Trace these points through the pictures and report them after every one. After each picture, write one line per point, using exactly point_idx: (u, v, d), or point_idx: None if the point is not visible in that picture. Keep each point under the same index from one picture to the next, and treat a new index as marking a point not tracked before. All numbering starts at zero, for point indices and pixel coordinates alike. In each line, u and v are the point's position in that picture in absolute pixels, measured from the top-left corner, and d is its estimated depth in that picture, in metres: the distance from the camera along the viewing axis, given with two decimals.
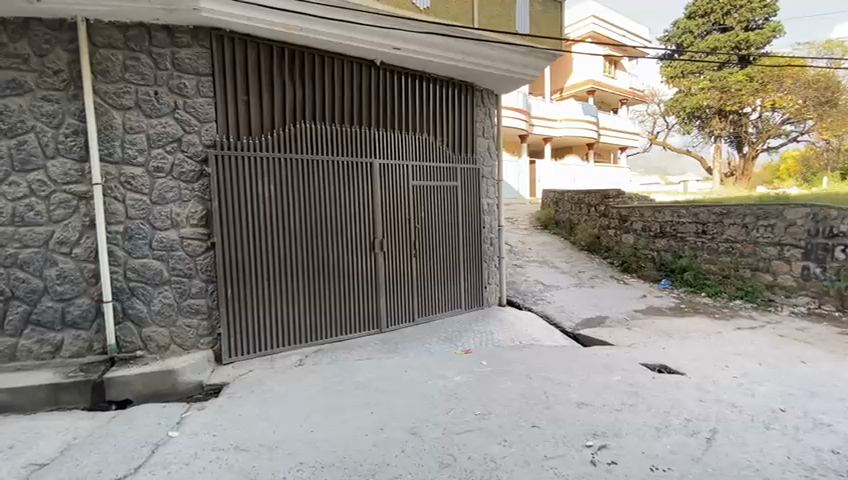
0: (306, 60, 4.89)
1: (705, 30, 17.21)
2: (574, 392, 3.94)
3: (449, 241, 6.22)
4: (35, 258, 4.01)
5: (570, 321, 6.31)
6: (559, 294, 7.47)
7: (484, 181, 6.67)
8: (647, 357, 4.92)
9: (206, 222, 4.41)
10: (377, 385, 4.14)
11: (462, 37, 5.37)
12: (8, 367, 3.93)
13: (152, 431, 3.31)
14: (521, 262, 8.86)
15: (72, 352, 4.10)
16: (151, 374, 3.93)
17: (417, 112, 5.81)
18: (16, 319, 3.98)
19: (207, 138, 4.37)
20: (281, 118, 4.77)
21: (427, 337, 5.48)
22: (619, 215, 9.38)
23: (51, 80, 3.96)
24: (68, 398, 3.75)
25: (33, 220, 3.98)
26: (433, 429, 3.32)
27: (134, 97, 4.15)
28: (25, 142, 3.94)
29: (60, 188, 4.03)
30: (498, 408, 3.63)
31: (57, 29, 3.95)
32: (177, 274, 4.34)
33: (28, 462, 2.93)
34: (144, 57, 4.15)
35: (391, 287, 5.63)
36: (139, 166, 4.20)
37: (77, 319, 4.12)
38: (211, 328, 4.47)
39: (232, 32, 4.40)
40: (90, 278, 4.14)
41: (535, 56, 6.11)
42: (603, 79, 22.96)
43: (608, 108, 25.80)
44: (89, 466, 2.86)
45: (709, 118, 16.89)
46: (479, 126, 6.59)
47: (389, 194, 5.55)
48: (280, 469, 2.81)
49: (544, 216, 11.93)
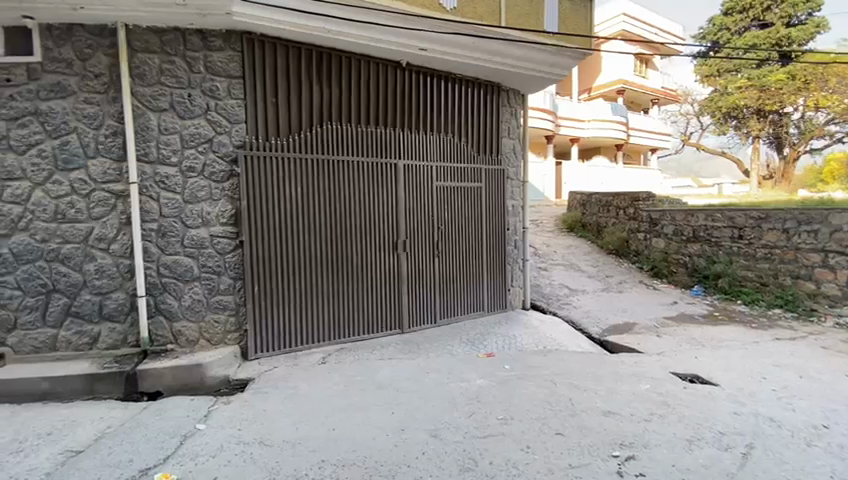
0: (333, 61, 4.97)
1: (743, 26, 16.46)
2: (600, 400, 3.83)
3: (473, 243, 6.18)
4: (76, 253, 4.20)
5: (596, 327, 6.16)
6: (585, 299, 7.31)
7: (508, 182, 6.60)
8: (678, 366, 4.74)
9: (234, 221, 4.51)
10: (399, 385, 4.15)
11: (489, 36, 5.33)
12: (48, 356, 4.14)
13: (181, 423, 3.41)
14: (546, 265, 8.71)
15: (108, 344, 4.28)
16: (180, 367, 4.06)
17: (443, 113, 5.81)
18: (57, 311, 4.19)
19: (237, 139, 4.48)
20: (308, 119, 4.85)
21: (450, 339, 5.44)
22: (650, 217, 9.07)
23: (93, 83, 4.15)
24: (103, 388, 3.92)
25: (75, 217, 4.18)
26: (455, 432, 3.28)
27: (169, 99, 4.31)
28: (68, 142, 4.14)
29: (100, 187, 4.21)
30: (520, 413, 3.57)
31: (98, 35, 4.14)
32: (207, 271, 4.47)
33: (65, 449, 3.06)
34: (179, 61, 4.30)
35: (413, 289, 5.62)
36: (173, 166, 4.35)
37: (113, 313, 4.29)
38: (238, 324, 4.57)
39: (263, 35, 4.50)
40: (125, 273, 4.30)
41: (565, 56, 6.02)
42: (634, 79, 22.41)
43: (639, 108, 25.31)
44: (121, 455, 2.97)
45: (747, 118, 16.22)
46: (505, 126, 6.53)
47: (413, 195, 5.56)
48: (303, 466, 2.84)
49: (570, 218, 11.63)
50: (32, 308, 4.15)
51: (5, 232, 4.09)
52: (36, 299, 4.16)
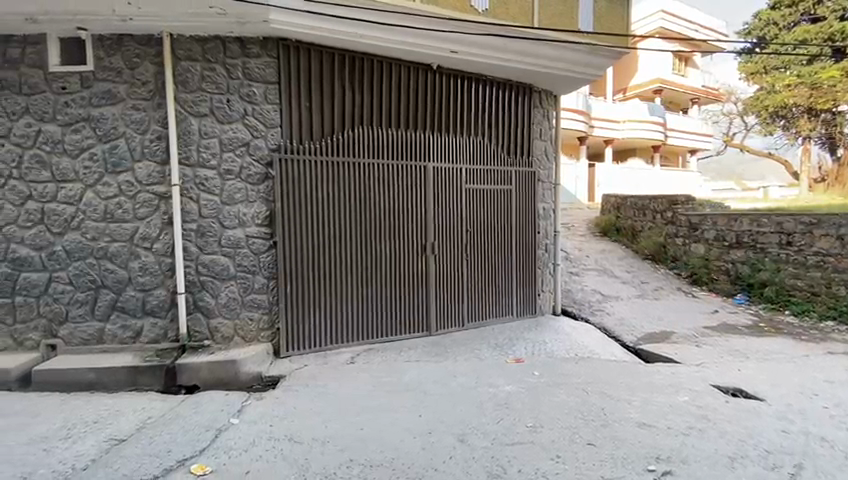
0: (365, 66, 5.05)
1: (794, 20, 15.48)
2: (635, 411, 3.69)
3: (503, 245, 6.10)
4: (122, 251, 4.44)
5: (631, 335, 5.95)
6: (618, 305, 7.07)
7: (540, 184, 6.49)
8: (719, 378, 4.51)
9: (269, 222, 4.64)
10: (426, 388, 4.14)
11: (522, 37, 5.27)
12: (96, 348, 4.40)
13: (216, 417, 3.53)
14: (578, 270, 8.48)
15: (150, 338, 4.48)
16: (216, 362, 4.20)
17: (473, 115, 5.79)
18: (104, 305, 4.44)
19: (272, 142, 4.61)
20: (340, 123, 4.95)
21: (478, 343, 5.38)
22: (689, 222, 8.63)
23: (140, 90, 4.39)
24: (145, 380, 4.12)
25: (122, 217, 4.42)
26: (482, 438, 3.25)
27: (210, 104, 4.49)
28: (116, 146, 4.39)
29: (145, 189, 4.43)
30: (550, 422, 3.49)
31: (145, 44, 4.38)
32: (243, 271, 4.61)
33: (110, 437, 3.23)
34: (219, 68, 4.48)
35: (441, 291, 5.60)
36: (212, 169, 4.53)
37: (155, 308, 4.49)
38: (271, 323, 4.69)
39: (298, 42, 4.62)
40: (166, 271, 4.49)
41: (601, 56, 5.89)
42: (673, 79, 21.63)
43: (679, 108, 24.46)
44: (160, 445, 3.09)
45: (797, 118, 15.11)
46: (536, 128, 6.44)
47: (442, 198, 5.56)
48: (331, 464, 2.88)
49: (603, 222, 11.25)
50: (82, 302, 4.41)
51: (59, 231, 4.37)
52: (86, 294, 4.42)
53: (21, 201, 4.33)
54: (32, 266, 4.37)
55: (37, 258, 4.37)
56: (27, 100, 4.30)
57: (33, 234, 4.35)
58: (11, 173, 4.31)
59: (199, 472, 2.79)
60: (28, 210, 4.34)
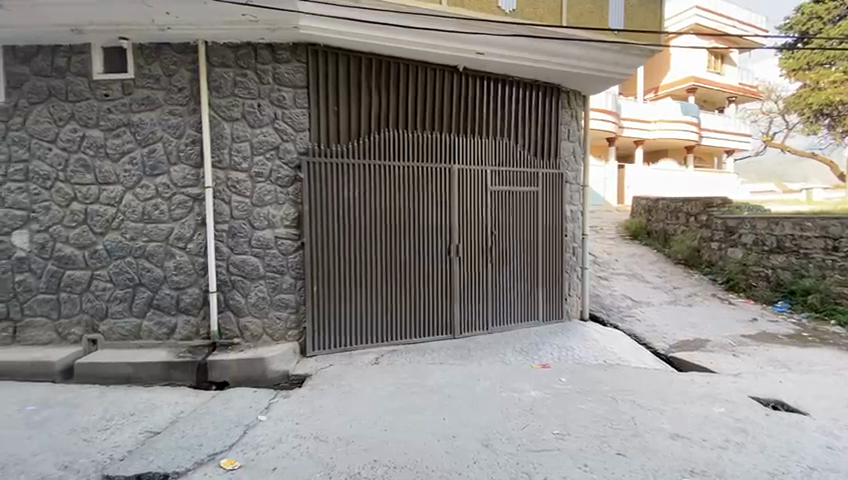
0: (392, 69, 5.09)
1: (839, 14, 14.29)
2: (667, 421, 3.56)
3: (529, 249, 6.02)
4: (158, 251, 4.62)
5: (663, 343, 5.75)
6: (649, 311, 6.86)
7: (567, 186, 6.37)
8: (759, 389, 4.30)
9: (297, 223, 4.73)
10: (450, 391, 4.13)
11: (551, 37, 5.20)
12: (133, 343, 4.59)
13: (245, 413, 3.62)
14: (607, 274, 8.27)
15: (184, 335, 4.65)
16: (245, 360, 4.30)
17: (500, 116, 5.74)
18: (141, 302, 4.63)
19: (301, 145, 4.71)
20: (367, 126, 5.01)
21: (504, 347, 5.31)
22: (725, 226, 8.30)
23: (177, 97, 4.57)
24: (178, 376, 4.27)
25: (159, 217, 4.60)
26: (507, 443, 3.21)
27: (242, 109, 4.63)
28: (154, 151, 4.58)
29: (180, 191, 4.61)
30: (577, 430, 3.42)
31: (182, 52, 4.56)
32: (271, 271, 4.71)
33: (145, 429, 3.37)
34: (251, 73, 4.62)
35: (465, 294, 5.57)
36: (243, 171, 4.66)
37: (188, 306, 4.65)
38: (298, 322, 4.77)
39: (326, 47, 4.71)
40: (199, 271, 4.65)
41: (633, 55, 5.74)
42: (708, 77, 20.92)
43: (716, 108, 23.63)
44: (191, 438, 3.20)
45: (843, 116, 14.28)
46: (564, 129, 6.33)
47: (468, 200, 5.54)
48: (356, 464, 2.91)
49: (634, 225, 10.95)
50: (121, 299, 4.62)
51: (101, 231, 4.59)
52: (125, 291, 4.62)
53: (66, 202, 4.58)
54: (76, 264, 4.60)
55: (80, 256, 4.60)
56: (73, 107, 4.54)
57: (77, 234, 4.59)
58: (57, 175, 4.57)
59: (228, 467, 2.88)
60: (73, 210, 4.58)
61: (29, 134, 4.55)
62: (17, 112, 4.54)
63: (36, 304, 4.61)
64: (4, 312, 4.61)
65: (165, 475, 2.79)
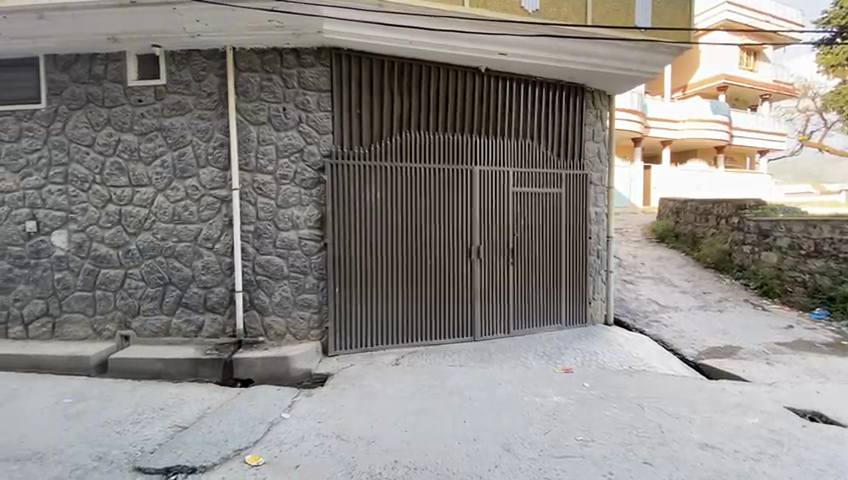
0: (414, 71, 5.11)
1: None
2: (696, 431, 3.45)
3: (551, 252, 5.93)
4: (187, 250, 4.77)
5: (691, 349, 5.57)
6: (676, 316, 6.65)
7: (592, 188, 6.26)
8: (795, 399, 4.11)
9: (320, 224, 4.80)
10: (470, 393, 4.11)
11: (576, 37, 5.12)
12: (163, 340, 4.76)
13: (268, 410, 3.70)
14: (632, 278, 8.07)
15: (211, 332, 4.78)
16: (269, 358, 4.39)
17: (523, 117, 5.69)
18: (171, 300, 4.79)
19: (325, 148, 4.78)
20: (389, 128, 5.04)
21: (525, 351, 5.25)
22: (758, 228, 7.96)
23: (205, 101, 4.71)
24: (205, 372, 4.39)
25: (188, 218, 4.76)
26: (529, 448, 3.17)
27: (268, 113, 4.74)
28: (184, 154, 4.73)
29: (208, 193, 4.75)
30: (601, 436, 3.34)
31: (211, 58, 4.70)
32: (295, 271, 4.80)
33: (174, 424, 3.48)
34: (276, 77, 4.72)
35: (486, 296, 5.52)
36: (269, 174, 4.77)
37: (215, 304, 4.78)
38: (321, 322, 4.83)
39: (349, 50, 4.77)
40: (226, 270, 4.77)
41: (661, 53, 5.60)
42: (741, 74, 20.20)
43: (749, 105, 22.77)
44: (217, 434, 3.28)
45: None
46: (589, 129, 6.21)
47: (490, 202, 5.50)
48: (376, 465, 2.92)
49: (661, 227, 10.65)
50: (152, 297, 4.79)
51: (134, 231, 4.78)
52: (155, 290, 4.79)
53: (102, 203, 4.78)
54: (110, 263, 4.80)
55: (114, 256, 4.80)
56: (108, 113, 4.75)
57: (112, 234, 4.79)
58: (94, 178, 4.78)
59: (252, 463, 2.95)
60: (108, 211, 4.78)
61: (68, 138, 4.77)
62: (57, 118, 4.77)
63: (73, 300, 4.83)
64: (43, 308, 4.85)
65: (193, 469, 2.87)
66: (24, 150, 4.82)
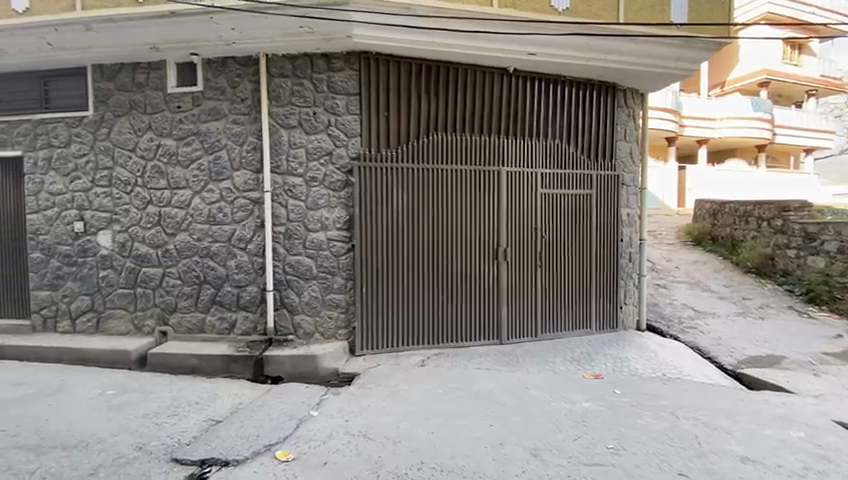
0: (441, 74, 5.12)
1: None
2: (736, 443, 3.29)
3: (581, 255, 5.80)
4: (222, 250, 4.95)
5: (730, 357, 5.32)
6: (713, 323, 6.36)
7: (624, 189, 6.09)
8: (844, 413, 3.87)
9: (348, 225, 4.87)
10: (497, 397, 4.06)
11: (609, 35, 4.99)
12: (198, 336, 4.94)
13: (297, 407, 3.78)
14: (665, 283, 7.77)
15: (242, 330, 4.93)
16: (298, 356, 4.49)
17: (552, 118, 5.60)
18: (206, 298, 4.97)
19: (353, 151, 4.85)
20: (415, 131, 5.07)
21: (553, 355, 5.16)
22: (804, 231, 7.56)
23: (240, 107, 4.88)
24: (237, 368, 4.54)
25: (223, 219, 4.93)
26: (558, 455, 3.11)
27: (298, 117, 4.85)
28: (219, 158, 4.91)
29: (242, 195, 4.90)
30: (633, 445, 3.24)
31: (245, 65, 4.86)
32: (323, 271, 4.88)
33: (208, 417, 3.61)
34: (307, 82, 4.83)
35: (513, 299, 5.46)
36: (299, 176, 4.88)
37: (248, 303, 4.93)
38: (348, 322, 4.89)
39: (377, 54, 4.82)
40: (258, 270, 4.91)
41: (699, 49, 5.39)
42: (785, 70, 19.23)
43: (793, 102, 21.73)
44: (249, 429, 3.38)
45: None
46: (621, 129, 6.04)
47: (517, 204, 5.43)
48: (403, 465, 2.94)
49: (693, 229, 10.18)
50: (188, 295, 4.99)
51: (172, 232, 4.99)
52: (192, 288, 4.98)
53: (143, 205, 5.02)
54: (150, 262, 5.03)
55: (153, 255, 5.02)
56: (149, 119, 4.98)
57: (152, 235, 5.02)
58: (136, 182, 5.02)
59: (282, 458, 3.02)
60: (148, 213, 5.01)
61: (112, 143, 5.04)
62: (103, 124, 5.05)
63: (116, 297, 5.08)
64: (89, 304, 5.13)
65: (226, 462, 2.97)
66: (73, 155, 5.11)
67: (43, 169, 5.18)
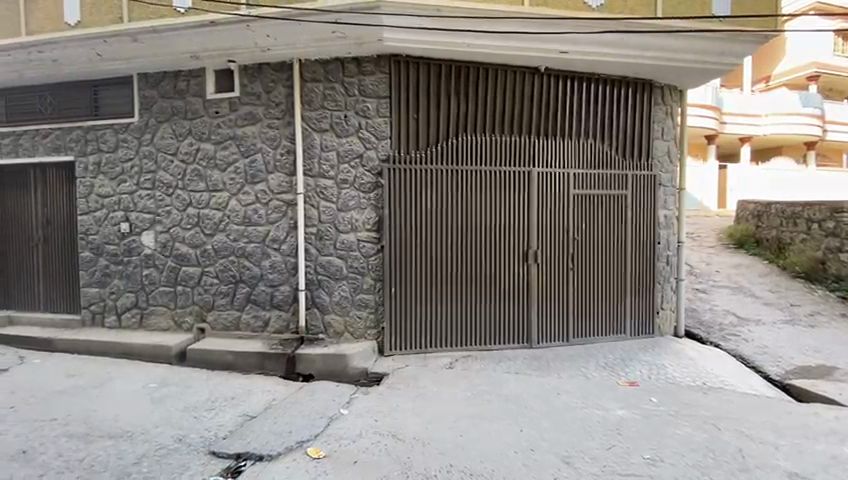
0: (471, 75, 5.09)
1: None
2: (784, 458, 3.11)
3: (614, 257, 5.63)
4: (256, 250, 5.10)
5: (776, 367, 5.03)
6: (758, 330, 6.03)
7: (661, 189, 5.87)
8: None
9: (377, 227, 4.92)
10: (526, 402, 4.00)
11: (645, 30, 4.84)
12: (234, 333, 5.11)
13: (328, 406, 3.84)
14: (705, 287, 7.43)
15: (276, 328, 5.07)
16: (329, 355, 4.57)
17: (585, 117, 5.47)
18: (241, 297, 5.13)
19: (383, 153, 4.90)
20: (445, 132, 5.06)
21: (585, 360, 5.03)
22: None
23: (274, 111, 5.03)
24: (271, 366, 4.66)
25: (258, 220, 5.08)
26: (590, 463, 3.03)
27: (330, 120, 4.95)
28: (254, 160, 5.07)
29: (276, 197, 5.04)
30: (671, 456, 3.12)
31: (279, 70, 5.01)
32: (353, 272, 4.95)
33: (244, 413, 3.72)
34: (338, 86, 4.92)
35: (543, 301, 5.36)
36: (330, 179, 4.97)
37: (281, 302, 5.06)
38: (377, 322, 4.93)
39: (407, 56, 4.85)
40: (290, 270, 5.04)
41: (743, 43, 5.13)
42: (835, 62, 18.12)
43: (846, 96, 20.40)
44: (282, 426, 3.47)
45: None
46: (658, 127, 5.83)
47: (549, 205, 5.34)
48: (433, 467, 2.94)
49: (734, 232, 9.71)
50: (225, 294, 5.17)
51: (210, 232, 5.19)
52: (228, 287, 5.16)
53: (184, 206, 5.24)
54: (189, 261, 5.24)
55: (192, 255, 5.24)
56: (190, 124, 5.20)
57: (191, 235, 5.23)
58: (177, 184, 5.26)
59: (314, 455, 3.08)
60: (188, 214, 5.23)
61: (156, 148, 5.29)
62: (148, 130, 5.31)
63: (158, 295, 5.33)
64: (134, 301, 5.40)
65: (260, 456, 3.05)
66: (120, 159, 5.41)
67: (92, 172, 5.50)
